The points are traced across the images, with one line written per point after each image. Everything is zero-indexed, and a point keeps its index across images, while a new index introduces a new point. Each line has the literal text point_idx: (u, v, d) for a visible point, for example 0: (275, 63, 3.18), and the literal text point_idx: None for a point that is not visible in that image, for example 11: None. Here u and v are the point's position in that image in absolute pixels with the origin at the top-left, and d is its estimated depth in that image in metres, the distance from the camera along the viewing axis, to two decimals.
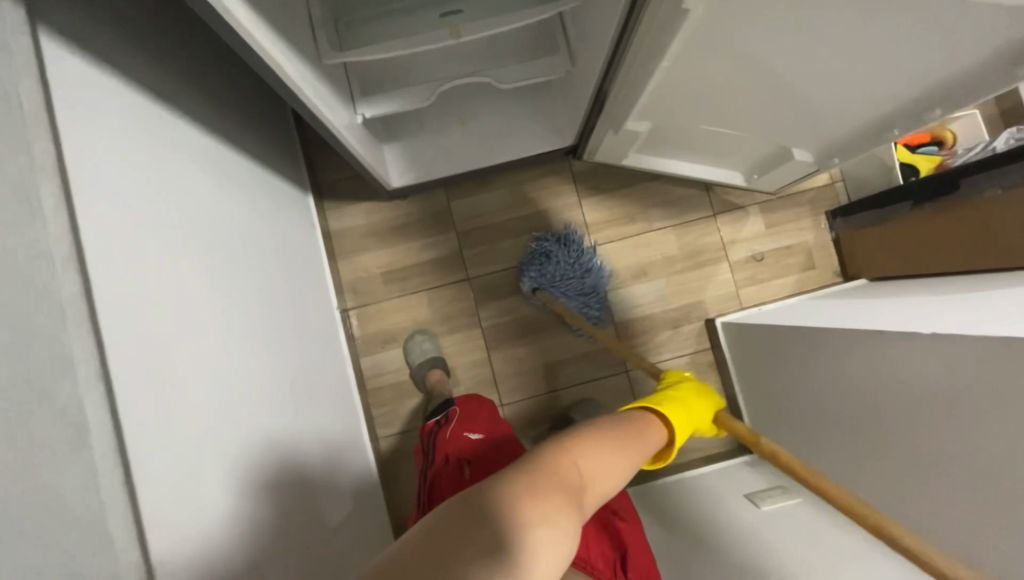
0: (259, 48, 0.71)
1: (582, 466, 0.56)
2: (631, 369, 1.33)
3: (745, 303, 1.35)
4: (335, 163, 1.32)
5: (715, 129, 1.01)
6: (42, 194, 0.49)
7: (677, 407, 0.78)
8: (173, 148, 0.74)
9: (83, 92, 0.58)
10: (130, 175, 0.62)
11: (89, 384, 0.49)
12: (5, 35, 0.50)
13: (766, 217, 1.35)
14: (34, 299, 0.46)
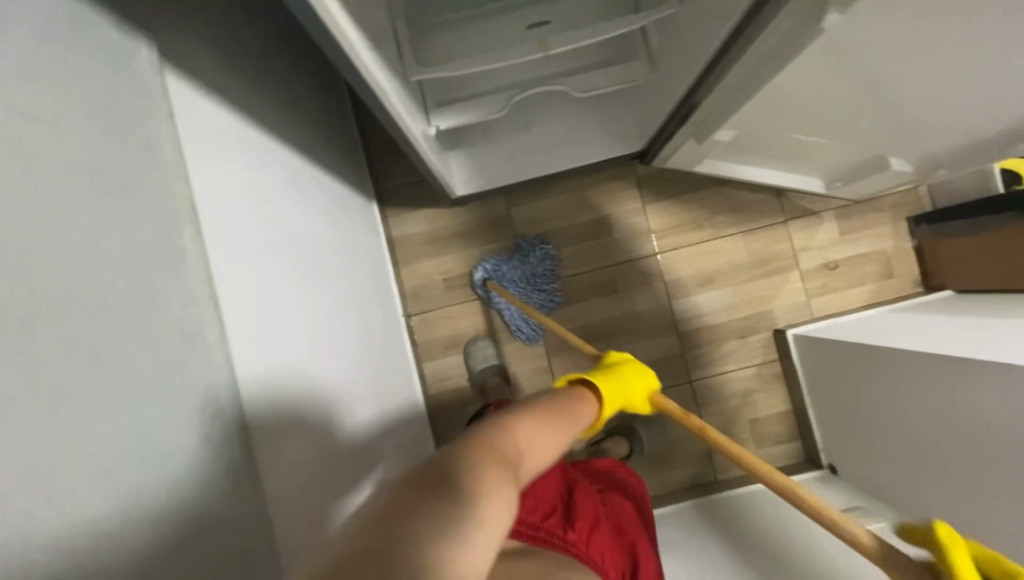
0: (375, 85, 0.72)
1: (518, 437, 0.53)
2: (694, 380, 1.30)
3: (816, 313, 1.30)
4: (396, 169, 1.32)
5: (803, 137, 0.96)
6: (184, 239, 0.53)
7: (611, 385, 0.77)
8: (273, 173, 0.77)
9: (203, 132, 0.61)
10: (243, 209, 0.66)
11: (234, 420, 0.54)
12: (145, 83, 0.53)
13: (842, 223, 1.29)
14: (188, 345, 0.52)
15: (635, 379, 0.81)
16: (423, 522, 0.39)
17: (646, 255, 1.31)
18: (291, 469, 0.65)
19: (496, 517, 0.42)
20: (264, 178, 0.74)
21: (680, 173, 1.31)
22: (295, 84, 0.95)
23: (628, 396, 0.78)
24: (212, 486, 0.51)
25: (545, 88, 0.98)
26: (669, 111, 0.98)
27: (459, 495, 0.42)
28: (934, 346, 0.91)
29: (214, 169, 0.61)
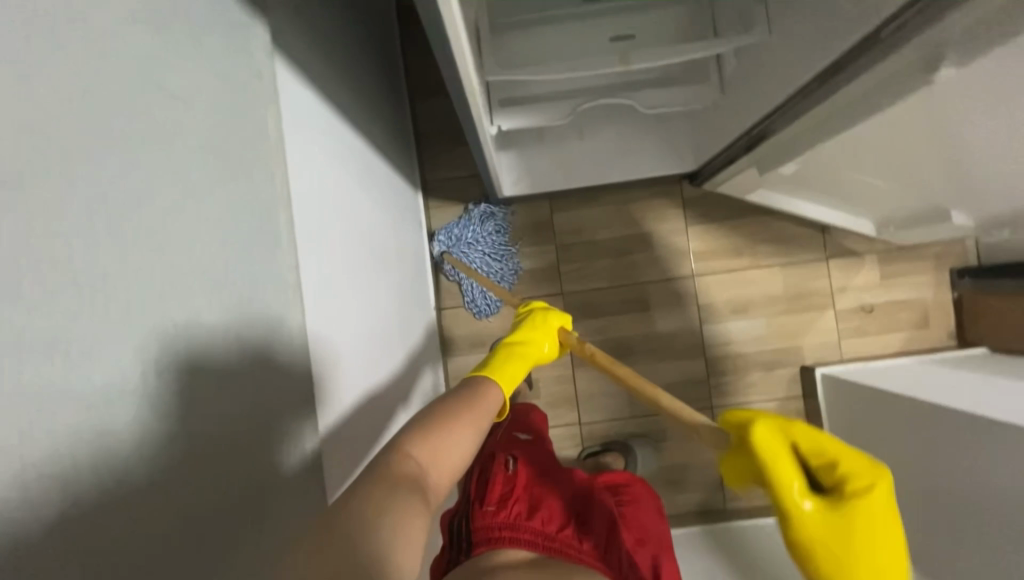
0: (467, 88, 0.71)
1: (417, 453, 0.56)
2: (715, 406, 1.30)
3: (846, 355, 1.29)
4: (444, 162, 1.32)
5: (868, 181, 0.95)
6: (281, 224, 0.60)
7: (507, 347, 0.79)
8: (347, 161, 0.82)
9: (301, 122, 0.67)
10: (325, 196, 0.72)
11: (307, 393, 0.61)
12: (261, 67, 0.59)
13: (883, 267, 1.28)
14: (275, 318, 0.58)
15: (535, 329, 0.83)
16: (339, 544, 0.44)
17: (682, 276, 1.31)
18: (334, 455, 0.65)
19: (399, 525, 0.48)
20: (336, 164, 0.76)
21: (726, 198, 1.30)
22: (362, 68, 0.94)
23: (528, 349, 0.80)
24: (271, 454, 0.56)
25: (611, 100, 0.98)
26: (732, 139, 0.98)
27: (362, 509, 0.48)
28: (963, 403, 0.92)
29: (306, 158, 0.67)
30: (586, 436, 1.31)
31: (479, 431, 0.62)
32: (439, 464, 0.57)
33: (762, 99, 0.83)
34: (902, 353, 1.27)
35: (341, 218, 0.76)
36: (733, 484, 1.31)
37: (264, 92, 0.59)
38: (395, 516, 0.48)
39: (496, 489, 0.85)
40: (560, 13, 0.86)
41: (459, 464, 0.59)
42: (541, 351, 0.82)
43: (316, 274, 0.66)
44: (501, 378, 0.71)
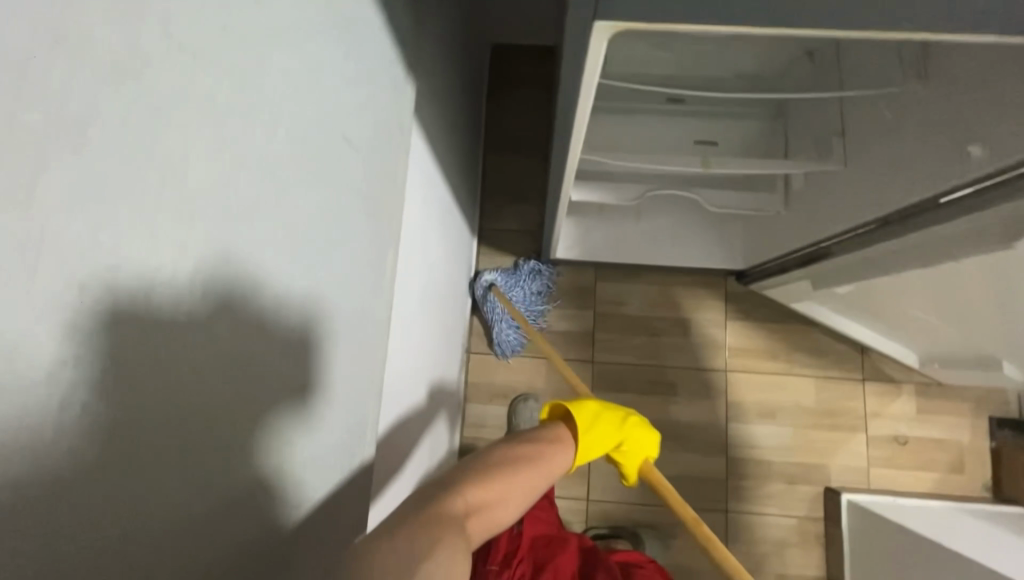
0: (562, 162, 0.77)
1: (473, 495, 0.57)
2: (730, 510, 1.24)
3: (873, 484, 1.24)
4: (503, 213, 1.38)
5: (920, 316, 0.96)
6: (388, 253, 0.64)
7: (607, 417, 0.76)
8: (435, 203, 0.88)
9: (416, 166, 0.74)
10: (415, 232, 0.77)
11: (368, 417, 0.61)
12: (407, 117, 0.67)
13: (920, 401, 1.26)
14: (362, 337, 0.59)
15: (638, 444, 0.78)
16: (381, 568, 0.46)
17: (715, 368, 1.30)
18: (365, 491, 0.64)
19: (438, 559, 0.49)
20: (425, 207, 0.81)
21: (768, 300, 1.31)
22: (456, 122, 1.03)
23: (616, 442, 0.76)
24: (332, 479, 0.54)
25: (679, 191, 1.04)
26: (789, 251, 1.01)
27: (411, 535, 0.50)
28: (998, 565, 0.88)
29: (412, 198, 0.73)
30: (592, 514, 1.25)
31: (532, 490, 0.62)
32: (493, 508, 0.59)
33: (828, 221, 0.87)
34: (934, 496, 1.22)
35: (421, 255, 0.81)
36: None
37: (403, 139, 0.66)
38: (436, 549, 0.50)
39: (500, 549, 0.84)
40: (647, 105, 1.00)
41: (508, 513, 0.60)
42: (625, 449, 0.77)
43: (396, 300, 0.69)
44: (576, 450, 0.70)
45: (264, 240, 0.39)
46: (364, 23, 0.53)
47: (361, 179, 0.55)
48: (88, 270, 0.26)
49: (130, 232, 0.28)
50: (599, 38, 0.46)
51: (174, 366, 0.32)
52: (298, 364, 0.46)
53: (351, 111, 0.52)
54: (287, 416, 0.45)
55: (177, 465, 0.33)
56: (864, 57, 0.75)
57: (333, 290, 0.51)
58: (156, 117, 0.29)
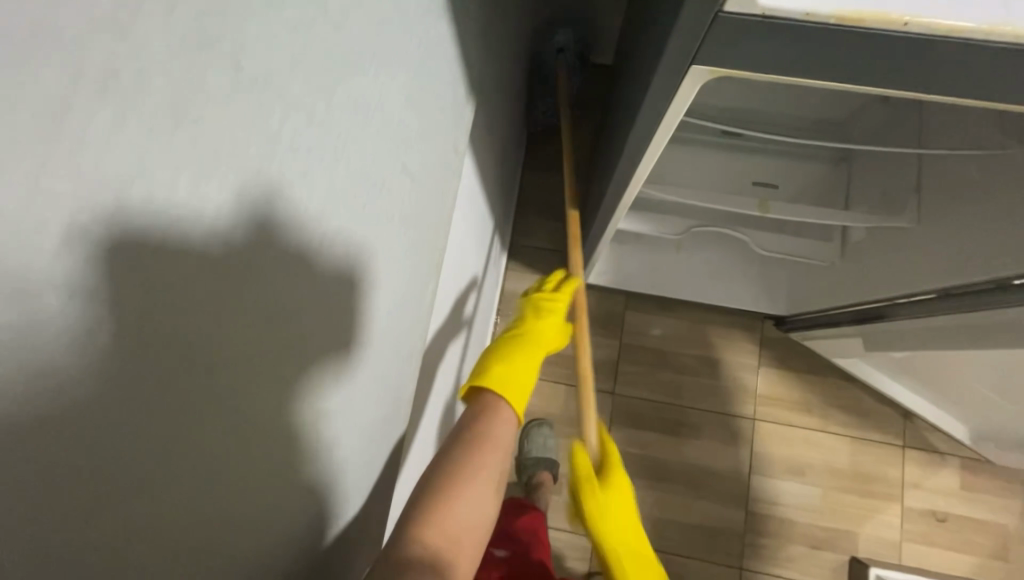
0: (621, 197, 0.73)
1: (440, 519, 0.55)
2: (745, 569, 1.17)
3: (905, 560, 1.15)
4: (535, 231, 1.35)
5: (983, 392, 0.88)
6: (430, 275, 0.61)
7: (522, 333, 0.79)
8: (475, 221, 0.85)
9: (466, 185, 0.71)
10: (455, 249, 0.74)
11: (391, 441, 0.58)
12: (462, 137, 0.64)
13: (965, 476, 1.17)
14: (395, 359, 0.56)
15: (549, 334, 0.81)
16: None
17: (742, 414, 1.24)
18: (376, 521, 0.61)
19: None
20: (466, 228, 0.79)
21: (807, 349, 1.24)
22: (502, 136, 1.00)
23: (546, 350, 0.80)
24: (347, 512, 0.51)
25: (727, 229, 0.99)
26: (842, 305, 0.95)
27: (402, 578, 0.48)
28: None
29: (457, 217, 0.70)
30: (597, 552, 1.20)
31: (487, 488, 0.60)
32: (465, 519, 0.57)
33: (893, 281, 0.81)
34: None
35: (455, 274, 0.78)
36: None
37: (456, 164, 0.63)
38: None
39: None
40: (703, 137, 0.96)
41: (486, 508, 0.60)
42: (542, 347, 0.79)
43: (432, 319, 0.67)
44: (505, 385, 0.69)
45: (305, 277, 0.38)
46: (431, 46, 0.50)
47: (412, 209, 0.53)
48: (124, 315, 0.24)
49: (178, 286, 0.26)
50: (693, 82, 0.47)
51: (210, 415, 0.30)
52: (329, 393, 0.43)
53: (407, 139, 0.49)
54: (320, 453, 0.43)
55: (200, 517, 0.31)
56: (954, 112, 0.69)
57: (372, 325, 0.49)
58: (208, 160, 0.27)
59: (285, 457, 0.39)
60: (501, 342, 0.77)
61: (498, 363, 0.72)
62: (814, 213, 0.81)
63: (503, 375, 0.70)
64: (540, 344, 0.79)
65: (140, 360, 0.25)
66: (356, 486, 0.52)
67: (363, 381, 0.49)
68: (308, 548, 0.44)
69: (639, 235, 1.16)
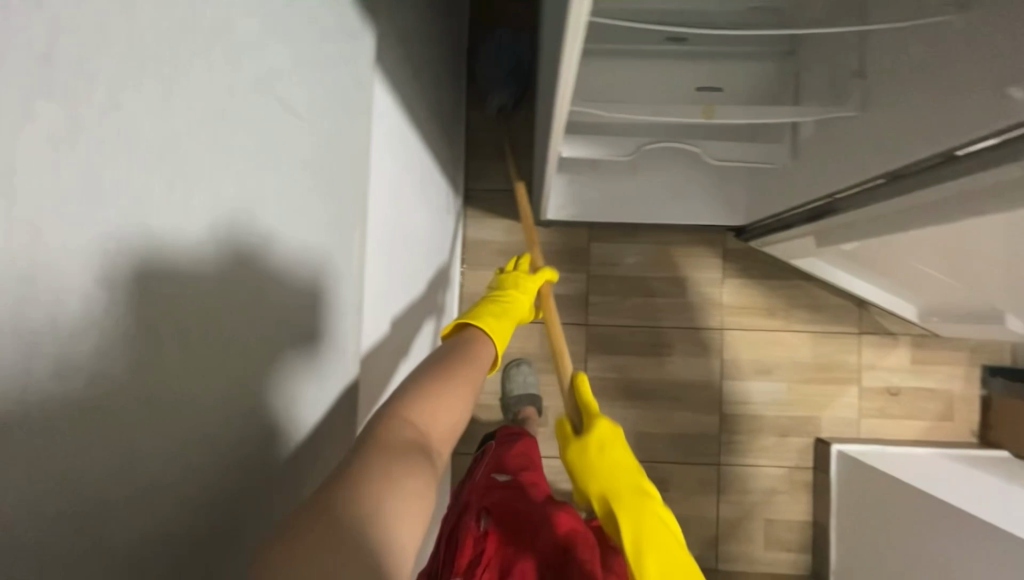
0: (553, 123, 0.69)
1: (421, 415, 0.56)
2: (722, 463, 1.27)
3: (863, 434, 1.26)
4: (488, 172, 1.29)
5: (925, 271, 0.93)
6: (355, 227, 0.58)
7: (495, 301, 0.88)
8: (410, 166, 0.80)
9: (385, 125, 0.66)
10: (388, 200, 0.70)
11: (344, 400, 0.58)
12: (368, 69, 0.58)
13: (916, 352, 1.25)
14: (331, 319, 0.54)
15: (522, 296, 0.92)
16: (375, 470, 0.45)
17: (711, 327, 1.28)
18: None
19: (407, 462, 0.48)
20: (403, 174, 0.76)
21: (768, 256, 1.27)
22: (432, 70, 0.92)
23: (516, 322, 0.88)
24: (306, 473, 0.51)
25: (679, 144, 0.96)
26: (795, 205, 0.95)
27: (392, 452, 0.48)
28: (971, 506, 0.91)
29: (382, 163, 0.66)
30: None
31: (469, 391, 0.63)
32: (441, 419, 0.58)
33: (837, 173, 0.81)
34: (921, 443, 1.24)
35: (396, 226, 0.75)
36: (727, 546, 1.26)
37: (364, 100, 0.58)
38: (402, 459, 0.48)
39: (467, 551, 0.86)
40: (642, 47, 0.90)
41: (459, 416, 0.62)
42: (522, 312, 0.90)
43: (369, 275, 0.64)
44: (497, 334, 0.78)
45: (216, 258, 0.37)
46: None
47: (326, 168, 0.51)
48: None
49: (70, 308, 0.27)
50: None
51: (146, 415, 0.33)
52: (245, 357, 0.42)
53: (289, 72, 0.44)
54: (278, 412, 0.46)
55: (169, 498, 0.35)
56: None
57: (305, 290, 0.50)
58: (59, 173, 0.26)
59: (238, 424, 0.41)
60: (484, 306, 0.86)
61: (486, 319, 0.81)
62: (759, 112, 0.79)
63: (493, 326, 0.79)
64: (520, 304, 0.90)
65: (46, 387, 0.26)
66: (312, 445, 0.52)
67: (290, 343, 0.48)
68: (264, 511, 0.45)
69: (593, 162, 1.13)
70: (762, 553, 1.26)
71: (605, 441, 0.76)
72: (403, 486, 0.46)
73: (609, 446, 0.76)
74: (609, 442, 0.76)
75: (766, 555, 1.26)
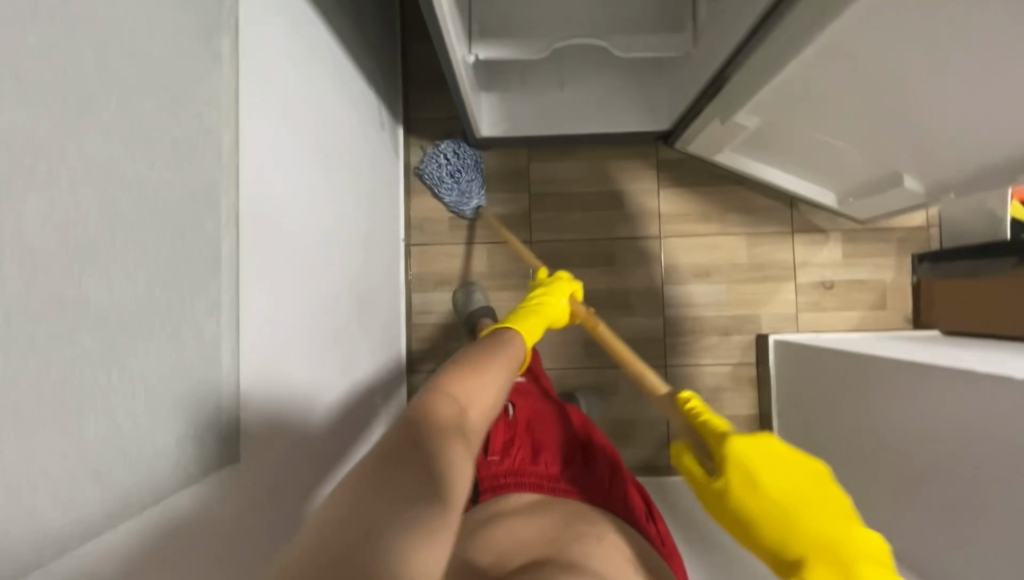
0: None
1: (457, 395, 0.56)
2: (669, 366, 1.32)
3: (802, 328, 1.31)
4: (428, 101, 1.35)
5: (827, 142, 0.98)
6: (222, 45, 0.54)
7: (530, 306, 0.93)
8: (318, 43, 0.81)
9: None
10: (288, 58, 0.70)
11: (228, 228, 0.55)
12: None
13: (846, 246, 1.31)
14: (206, 135, 0.52)
15: (550, 304, 0.95)
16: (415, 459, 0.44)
17: (650, 236, 1.33)
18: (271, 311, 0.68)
19: (452, 454, 0.48)
20: (310, 67, 0.78)
21: (700, 164, 1.33)
22: None
23: (550, 324, 0.93)
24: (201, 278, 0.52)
25: (586, 39, 1.00)
26: (701, 88, 1.01)
27: (434, 437, 0.48)
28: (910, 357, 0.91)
29: (270, 8, 0.65)
30: None
31: (506, 380, 0.64)
32: (479, 402, 0.58)
33: (724, 39, 0.86)
34: (857, 331, 1.29)
35: (303, 92, 0.75)
36: None
37: None
38: (445, 450, 0.47)
39: (499, 439, 0.90)
40: None
41: (493, 411, 0.60)
42: (554, 319, 0.95)
43: (270, 119, 0.65)
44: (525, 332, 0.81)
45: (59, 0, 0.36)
46: None
47: (203, 23, 0.51)
48: None
49: None
50: None
51: (33, 155, 0.35)
52: (117, 125, 0.41)
53: None
54: (164, 216, 0.46)
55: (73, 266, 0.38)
56: None
57: (194, 110, 0.50)
58: None
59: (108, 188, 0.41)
60: (519, 314, 0.89)
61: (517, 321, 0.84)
62: None
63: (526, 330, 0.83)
64: (551, 308, 0.94)
65: None
66: (202, 252, 0.51)
67: (176, 138, 0.48)
68: (166, 290, 0.47)
69: (521, 77, 1.20)
70: None
71: (746, 463, 0.62)
72: (444, 475, 0.45)
73: (747, 470, 0.62)
74: (743, 465, 0.62)
75: None
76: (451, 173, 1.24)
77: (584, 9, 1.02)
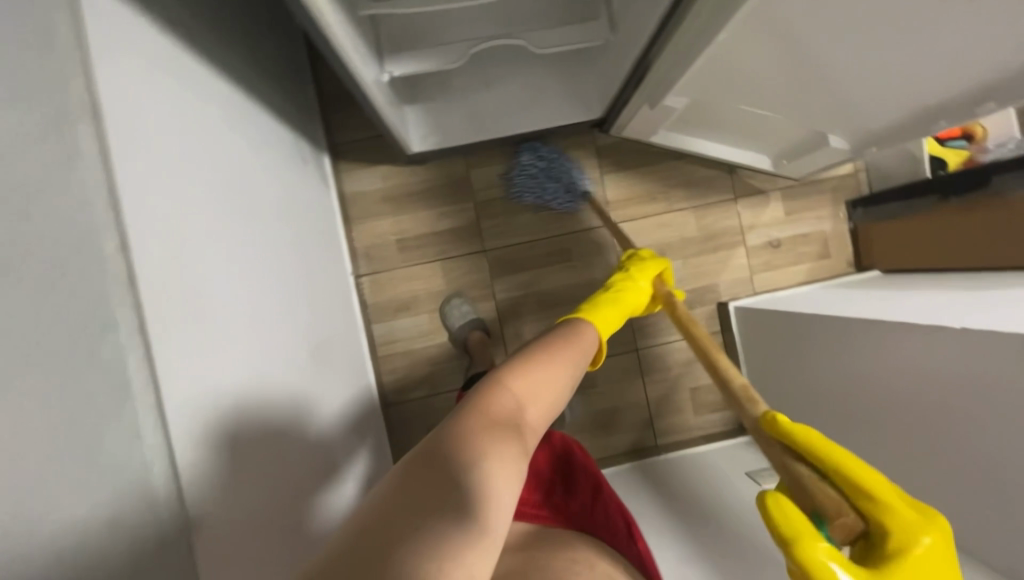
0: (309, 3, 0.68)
1: (517, 392, 0.56)
2: (640, 348, 1.34)
3: (757, 289, 1.35)
4: (351, 122, 1.27)
5: (753, 112, 0.99)
6: (79, 137, 0.45)
7: (608, 293, 0.92)
8: (205, 92, 0.72)
9: (116, 28, 0.53)
10: (168, 124, 0.61)
11: (132, 348, 0.46)
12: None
13: (787, 203, 1.35)
14: (80, 243, 0.45)
15: (631, 292, 0.94)
16: (454, 462, 0.45)
17: (602, 225, 1.33)
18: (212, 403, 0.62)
19: (495, 458, 0.47)
20: (195, 125, 0.67)
21: (639, 145, 1.32)
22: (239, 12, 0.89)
23: (628, 312, 0.92)
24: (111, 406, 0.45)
25: (502, 40, 0.96)
26: (625, 75, 0.99)
27: (480, 439, 0.48)
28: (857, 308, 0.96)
29: (132, 74, 0.54)
30: None
31: (569, 377, 0.63)
32: (536, 397, 0.57)
33: (640, 26, 0.85)
34: (808, 283, 1.35)
35: (195, 157, 0.66)
36: (662, 422, 1.35)
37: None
38: (490, 453, 0.47)
39: None
40: None
41: (554, 407, 0.59)
42: (632, 306, 0.93)
43: (162, 204, 0.55)
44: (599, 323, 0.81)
45: None
46: None
47: (54, 113, 0.44)
48: None
49: None
50: None
51: None
52: None
53: None
54: None
55: None
56: None
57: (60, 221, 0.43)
58: None
59: None
60: (598, 302, 0.88)
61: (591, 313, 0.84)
62: None
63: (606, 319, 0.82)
64: (628, 294, 0.93)
65: None
66: (105, 376, 0.45)
67: None
68: None
69: (443, 84, 1.14)
70: (694, 420, 1.35)
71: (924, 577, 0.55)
72: (481, 479, 0.44)
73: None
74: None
75: (698, 420, 1.36)
76: (543, 172, 1.25)
77: (494, 8, 0.97)
